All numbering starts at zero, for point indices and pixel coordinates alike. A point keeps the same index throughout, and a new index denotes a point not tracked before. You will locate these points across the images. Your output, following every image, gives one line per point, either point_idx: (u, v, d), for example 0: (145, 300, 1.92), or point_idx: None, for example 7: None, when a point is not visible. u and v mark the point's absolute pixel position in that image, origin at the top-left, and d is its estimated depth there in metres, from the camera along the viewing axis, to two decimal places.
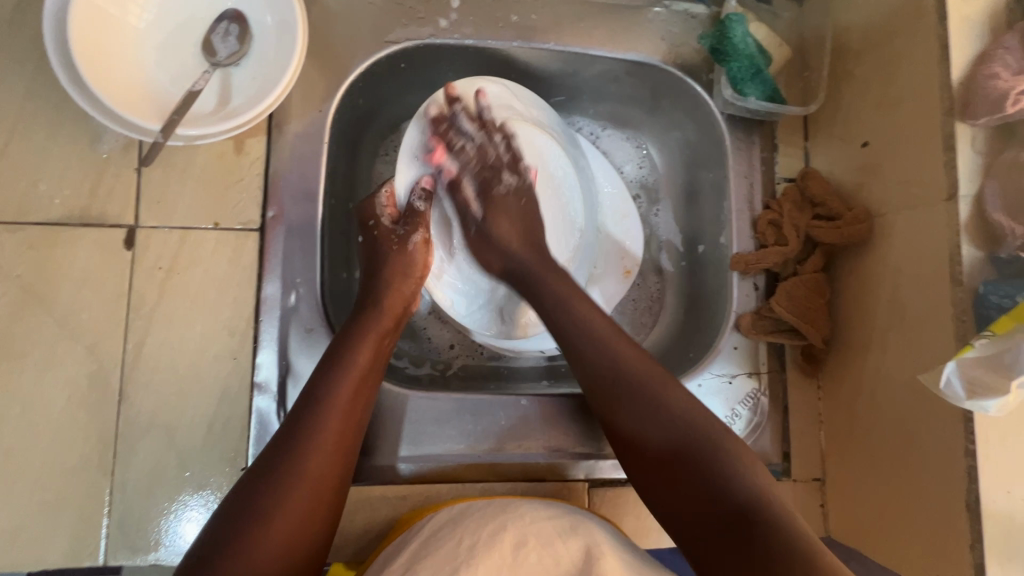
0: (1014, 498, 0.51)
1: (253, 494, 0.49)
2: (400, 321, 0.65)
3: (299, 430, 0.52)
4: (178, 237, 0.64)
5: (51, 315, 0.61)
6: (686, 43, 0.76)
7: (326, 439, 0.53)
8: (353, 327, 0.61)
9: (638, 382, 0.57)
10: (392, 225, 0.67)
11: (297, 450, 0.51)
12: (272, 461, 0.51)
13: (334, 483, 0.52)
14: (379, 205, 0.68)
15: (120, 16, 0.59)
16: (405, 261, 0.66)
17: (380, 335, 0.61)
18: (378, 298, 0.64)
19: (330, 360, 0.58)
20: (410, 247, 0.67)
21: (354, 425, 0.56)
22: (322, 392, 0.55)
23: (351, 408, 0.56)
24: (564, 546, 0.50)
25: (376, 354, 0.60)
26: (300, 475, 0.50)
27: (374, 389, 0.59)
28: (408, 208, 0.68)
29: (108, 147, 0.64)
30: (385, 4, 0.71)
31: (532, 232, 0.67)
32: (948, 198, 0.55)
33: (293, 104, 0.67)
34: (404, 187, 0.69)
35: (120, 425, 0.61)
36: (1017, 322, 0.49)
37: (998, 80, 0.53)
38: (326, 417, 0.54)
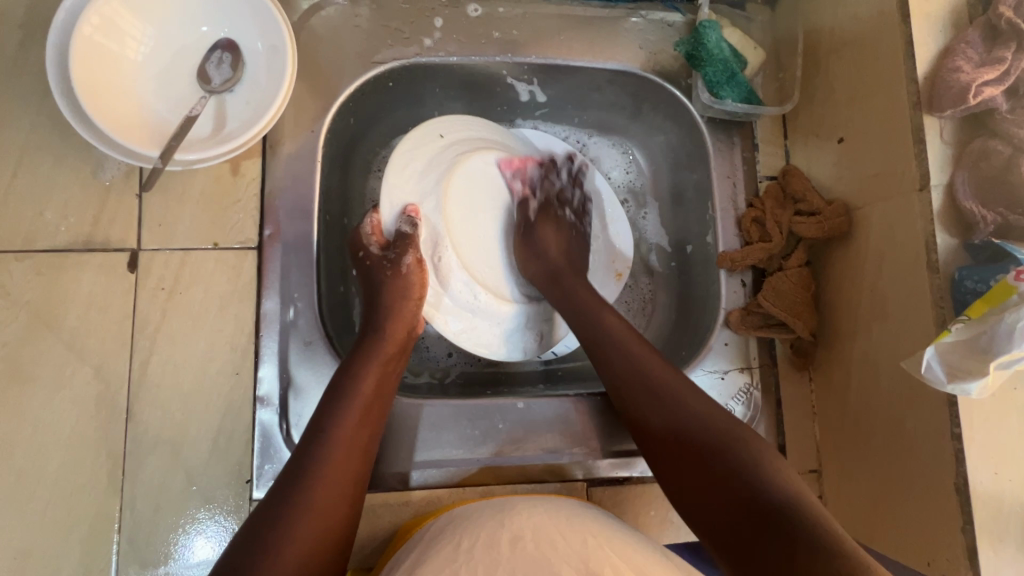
0: (1001, 478, 0.52)
1: (265, 521, 0.50)
2: (405, 345, 0.67)
3: (307, 462, 0.54)
4: (179, 258, 0.66)
5: (60, 339, 0.63)
6: (664, 50, 0.78)
7: (335, 468, 0.54)
8: (358, 356, 0.62)
9: (666, 392, 0.58)
10: (382, 252, 0.69)
11: (306, 481, 0.52)
12: (283, 491, 0.52)
13: (344, 512, 0.53)
14: (366, 234, 0.70)
15: (118, 51, 0.62)
16: (400, 284, 0.68)
17: (385, 361, 0.63)
18: (380, 325, 0.66)
19: (334, 392, 0.59)
20: (404, 270, 0.68)
21: (361, 455, 0.57)
22: (330, 423, 0.56)
23: (357, 439, 0.57)
24: (564, 535, 0.52)
25: (381, 382, 0.61)
26: (310, 505, 0.51)
27: (382, 417, 0.61)
28: (395, 235, 0.70)
29: (110, 175, 0.66)
30: (371, 26, 0.74)
31: (571, 249, 0.75)
32: (921, 188, 0.57)
33: (285, 125, 0.70)
34: (389, 215, 0.71)
35: (128, 442, 0.63)
36: (991, 305, 0.50)
37: (960, 73, 0.55)
38: (332, 449, 0.55)
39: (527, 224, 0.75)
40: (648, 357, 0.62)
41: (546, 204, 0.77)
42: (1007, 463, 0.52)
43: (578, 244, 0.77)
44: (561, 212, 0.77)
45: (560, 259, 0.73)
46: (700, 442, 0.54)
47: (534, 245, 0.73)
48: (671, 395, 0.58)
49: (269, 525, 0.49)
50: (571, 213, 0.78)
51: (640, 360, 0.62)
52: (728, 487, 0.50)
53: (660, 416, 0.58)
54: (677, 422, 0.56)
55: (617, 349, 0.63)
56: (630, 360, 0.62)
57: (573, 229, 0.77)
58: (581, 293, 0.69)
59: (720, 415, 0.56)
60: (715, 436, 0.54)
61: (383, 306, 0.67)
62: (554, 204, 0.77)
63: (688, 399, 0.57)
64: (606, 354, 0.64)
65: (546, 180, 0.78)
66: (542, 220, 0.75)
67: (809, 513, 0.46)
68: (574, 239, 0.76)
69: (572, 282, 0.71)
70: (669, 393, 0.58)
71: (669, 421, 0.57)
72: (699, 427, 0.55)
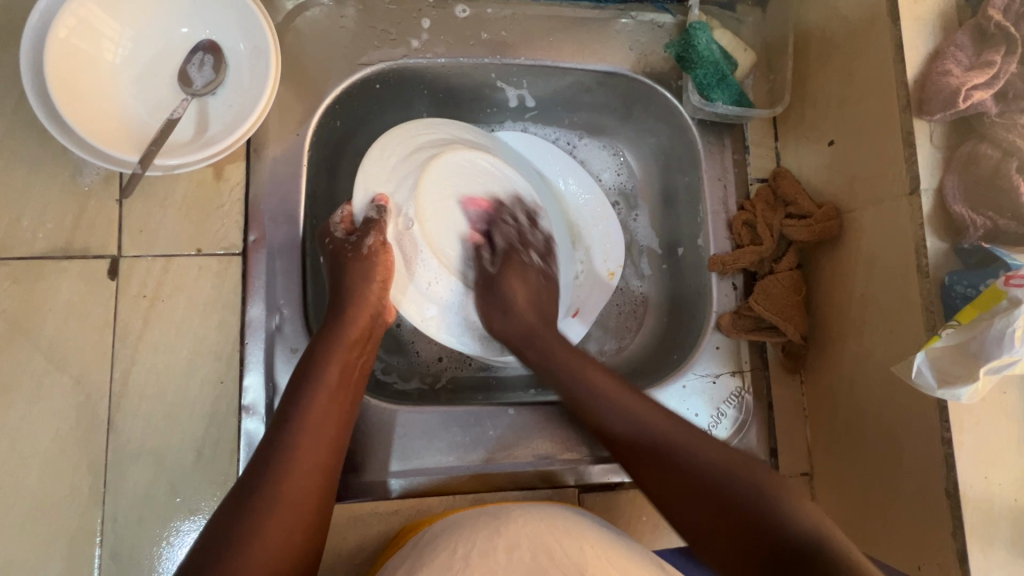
0: (991, 482, 0.52)
1: (234, 519, 0.49)
2: (370, 330, 0.65)
3: (274, 455, 0.53)
4: (161, 265, 0.65)
5: (38, 349, 0.62)
6: (654, 52, 0.77)
7: (303, 456, 0.53)
8: (320, 343, 0.61)
9: (596, 400, 0.60)
10: (345, 236, 0.68)
11: (276, 473, 0.51)
12: (250, 485, 0.51)
13: (315, 499, 0.53)
14: (335, 221, 0.69)
15: (96, 52, 0.60)
16: (365, 267, 0.66)
17: (349, 347, 0.62)
18: (344, 309, 0.64)
19: (297, 381, 0.58)
20: (365, 251, 0.66)
21: (330, 440, 0.56)
22: (296, 409, 0.56)
23: (323, 422, 0.56)
24: (561, 541, 0.52)
25: (345, 366, 0.60)
26: (277, 497, 0.50)
27: (349, 402, 0.60)
28: (363, 220, 0.68)
29: (89, 179, 0.65)
30: (357, 27, 0.72)
31: (540, 302, 0.71)
32: (911, 192, 0.57)
33: (270, 128, 0.69)
34: (360, 202, 0.70)
35: (109, 453, 0.61)
36: (982, 310, 0.50)
37: (950, 76, 0.54)
38: (301, 437, 0.54)
39: (490, 278, 0.70)
40: (625, 400, 0.59)
41: (509, 250, 0.71)
42: (997, 467, 0.52)
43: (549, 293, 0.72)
44: (525, 258, 0.72)
45: (529, 311, 0.69)
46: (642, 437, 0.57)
47: (504, 295, 0.69)
48: (626, 407, 0.59)
49: (235, 521, 0.49)
50: (537, 258, 0.74)
51: (603, 390, 0.60)
52: (683, 486, 0.53)
53: (626, 430, 0.58)
54: (633, 433, 0.57)
55: (591, 386, 0.61)
56: (597, 398, 0.60)
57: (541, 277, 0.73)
58: (558, 353, 0.66)
59: (674, 422, 0.57)
60: (660, 436, 0.56)
61: (346, 289, 0.65)
62: (517, 249, 0.72)
63: (641, 411, 0.58)
64: (589, 389, 0.61)
65: (505, 222, 0.73)
66: (507, 271, 0.70)
67: (771, 504, 0.49)
68: (544, 286, 0.72)
69: (547, 339, 0.67)
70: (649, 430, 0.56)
71: (633, 432, 0.57)
72: (641, 427, 0.57)
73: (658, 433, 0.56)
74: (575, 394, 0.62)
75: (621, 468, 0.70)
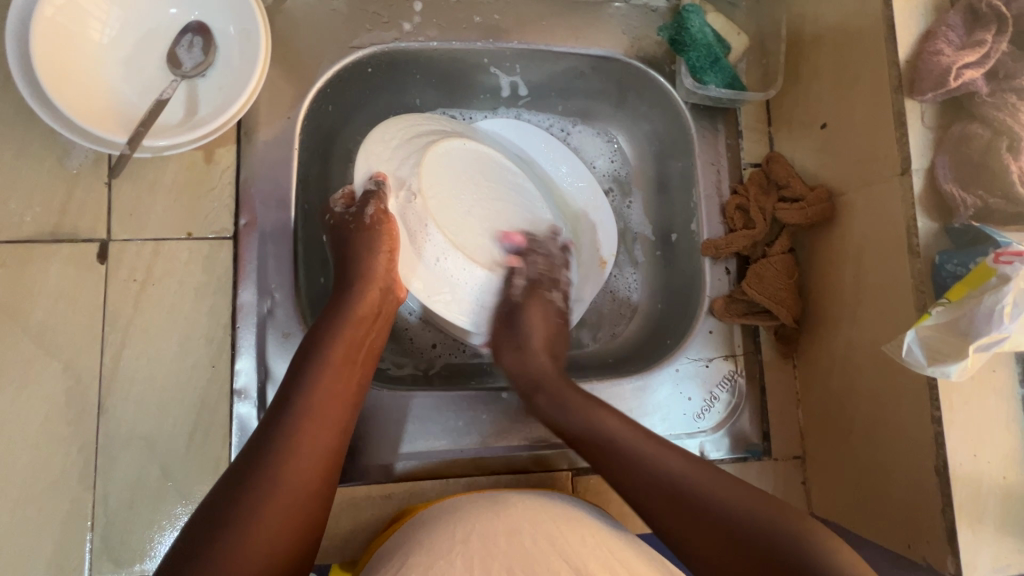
0: (980, 460, 0.53)
1: (226, 501, 0.48)
2: (379, 310, 0.64)
3: (276, 429, 0.52)
4: (151, 248, 0.64)
5: (28, 332, 0.61)
6: (648, 36, 0.77)
7: (303, 441, 0.52)
8: (327, 319, 0.61)
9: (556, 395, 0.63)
10: (346, 212, 0.68)
11: (273, 458, 0.50)
12: (250, 458, 0.51)
13: (315, 486, 0.52)
14: (335, 199, 0.69)
15: (83, 32, 0.60)
16: (368, 237, 0.65)
17: (356, 324, 0.61)
18: (352, 285, 0.64)
19: (303, 356, 0.58)
20: (366, 221, 0.66)
21: (334, 424, 0.55)
22: (298, 392, 0.55)
23: (327, 406, 0.55)
24: (561, 528, 0.52)
25: (350, 348, 0.60)
26: (279, 474, 0.50)
27: (354, 385, 0.59)
28: (363, 193, 0.67)
29: (77, 162, 0.64)
30: (348, 10, 0.72)
31: (554, 342, 0.70)
32: (902, 171, 0.57)
33: (261, 111, 0.68)
34: (359, 179, 0.69)
35: (100, 437, 0.61)
36: (970, 288, 0.50)
37: (941, 56, 0.54)
38: (303, 421, 0.53)
39: (514, 304, 0.71)
40: (649, 446, 0.56)
41: (535, 282, 0.72)
42: (986, 445, 0.53)
43: (565, 332, 0.73)
44: (552, 293, 0.73)
45: (543, 354, 0.68)
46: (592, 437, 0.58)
47: (523, 325, 0.69)
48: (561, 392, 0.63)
49: (236, 496, 0.48)
50: (560, 295, 0.74)
51: (611, 427, 0.58)
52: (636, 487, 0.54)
53: (637, 472, 0.54)
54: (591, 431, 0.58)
55: (603, 431, 0.58)
56: (608, 437, 0.57)
57: (559, 317, 0.73)
58: (571, 396, 0.62)
59: (692, 464, 0.54)
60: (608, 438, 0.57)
61: (355, 264, 0.65)
62: (550, 282, 0.73)
63: (657, 454, 0.55)
64: (582, 435, 0.59)
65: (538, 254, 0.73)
66: (529, 300, 0.71)
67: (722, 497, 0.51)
68: (562, 326, 0.73)
69: (557, 389, 0.63)
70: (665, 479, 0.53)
71: (649, 477, 0.53)
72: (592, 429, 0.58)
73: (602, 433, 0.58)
74: (563, 418, 0.61)
75: None
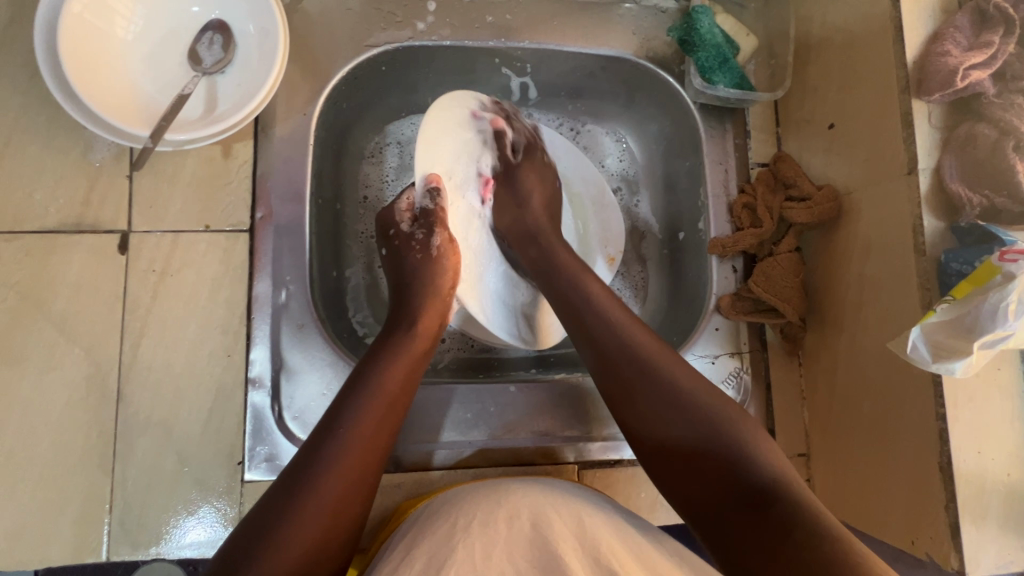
0: (983, 457, 0.53)
1: (267, 515, 0.48)
2: (433, 340, 0.65)
3: (326, 453, 0.52)
4: (170, 240, 0.66)
5: (50, 320, 0.63)
6: (657, 37, 0.78)
7: (350, 465, 0.52)
8: (384, 349, 0.61)
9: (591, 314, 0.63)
10: (411, 229, 0.68)
11: (316, 476, 0.50)
12: (297, 479, 0.50)
13: (355, 510, 0.52)
14: (398, 211, 0.69)
15: (108, 30, 0.62)
16: (435, 270, 0.67)
17: (412, 360, 0.61)
18: (412, 319, 0.64)
19: (358, 384, 0.57)
20: (433, 252, 0.67)
21: (380, 450, 0.55)
22: (349, 417, 0.54)
23: (377, 433, 0.55)
24: (559, 514, 0.53)
25: (406, 377, 0.59)
26: (324, 501, 0.49)
27: (403, 413, 0.58)
28: (422, 210, 0.68)
29: (100, 156, 0.66)
30: (363, 9, 0.73)
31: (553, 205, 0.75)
32: (909, 171, 0.57)
33: (278, 108, 0.70)
34: (417, 186, 0.67)
35: (119, 423, 0.63)
36: (976, 285, 0.51)
37: (948, 57, 0.55)
38: (352, 446, 0.53)
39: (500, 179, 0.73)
40: (671, 366, 0.58)
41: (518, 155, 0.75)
42: (989, 442, 0.53)
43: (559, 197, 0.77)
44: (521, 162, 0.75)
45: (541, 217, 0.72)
46: (672, 416, 0.55)
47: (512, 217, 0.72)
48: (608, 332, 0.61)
49: (279, 513, 0.48)
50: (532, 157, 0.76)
51: (636, 343, 0.60)
52: (706, 457, 0.52)
53: (630, 369, 0.58)
54: (655, 389, 0.57)
55: (627, 337, 0.60)
56: (614, 333, 0.61)
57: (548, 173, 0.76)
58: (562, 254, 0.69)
59: (694, 379, 0.57)
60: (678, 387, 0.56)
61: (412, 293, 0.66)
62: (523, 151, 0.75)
63: (638, 337, 0.60)
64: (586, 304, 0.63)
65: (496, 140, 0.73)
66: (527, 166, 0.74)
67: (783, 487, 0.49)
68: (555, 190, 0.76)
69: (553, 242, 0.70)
70: (652, 363, 0.58)
71: (689, 432, 0.54)
72: (663, 394, 0.56)
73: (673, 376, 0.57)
74: (611, 348, 0.60)
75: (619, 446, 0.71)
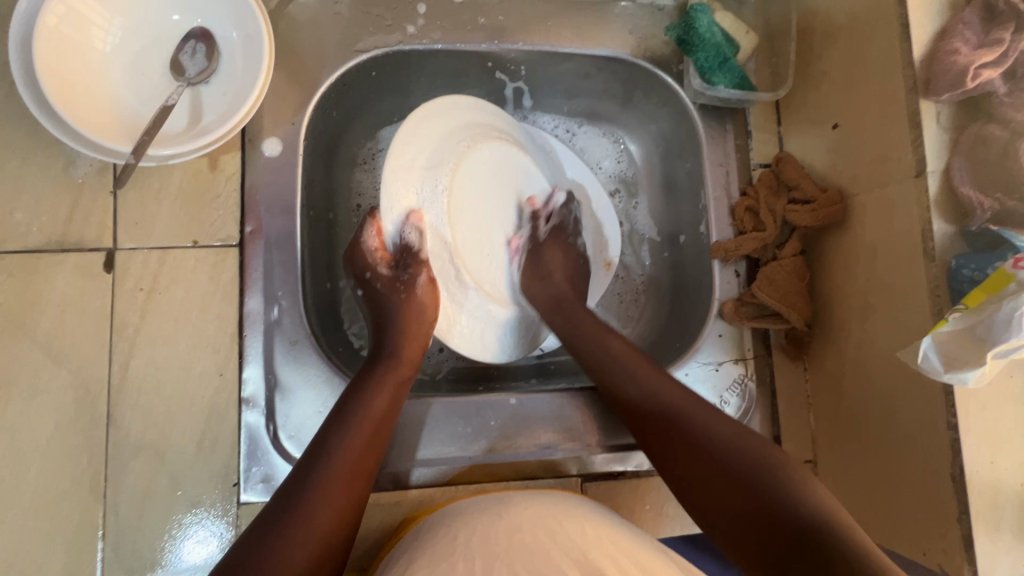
0: (997, 468, 0.52)
1: (252, 547, 0.46)
2: (418, 366, 0.64)
3: (312, 482, 0.51)
4: (157, 257, 0.64)
5: (36, 342, 0.61)
6: (655, 36, 0.76)
7: (336, 495, 0.51)
8: (369, 376, 0.60)
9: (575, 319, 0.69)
10: (393, 271, 0.66)
11: (301, 506, 0.49)
12: (284, 508, 0.49)
13: (342, 538, 0.50)
14: (371, 254, 0.66)
15: (86, 41, 0.59)
16: (415, 306, 0.66)
17: (397, 384, 0.60)
18: (398, 344, 0.64)
19: (343, 414, 0.56)
20: (417, 291, 0.66)
21: (365, 477, 0.54)
22: (335, 446, 0.53)
23: (361, 461, 0.54)
24: (559, 525, 0.52)
25: (391, 404, 0.59)
26: (310, 530, 0.48)
27: (387, 440, 0.58)
28: (400, 248, 0.67)
29: (83, 171, 0.64)
30: (352, 13, 0.71)
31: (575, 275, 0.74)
32: (917, 174, 0.56)
33: (265, 118, 0.68)
34: (393, 224, 0.66)
35: (109, 447, 0.61)
36: (988, 295, 0.49)
37: (958, 55, 0.53)
38: (337, 475, 0.52)
39: (535, 245, 0.74)
40: (644, 363, 0.63)
41: (559, 227, 0.75)
42: (1003, 451, 0.52)
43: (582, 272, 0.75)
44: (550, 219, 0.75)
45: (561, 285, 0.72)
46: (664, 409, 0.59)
47: (541, 262, 0.73)
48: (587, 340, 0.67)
49: (264, 544, 0.46)
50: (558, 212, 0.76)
51: (614, 349, 0.65)
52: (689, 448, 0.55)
53: (595, 350, 0.66)
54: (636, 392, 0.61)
55: (604, 345, 0.65)
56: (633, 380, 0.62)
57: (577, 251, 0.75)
58: (581, 321, 0.68)
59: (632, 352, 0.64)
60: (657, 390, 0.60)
61: (397, 322, 0.65)
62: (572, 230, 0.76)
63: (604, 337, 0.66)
64: (587, 349, 0.66)
65: (544, 216, 0.75)
66: (549, 243, 0.74)
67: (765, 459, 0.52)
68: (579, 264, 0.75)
69: (575, 308, 0.70)
70: (641, 379, 0.62)
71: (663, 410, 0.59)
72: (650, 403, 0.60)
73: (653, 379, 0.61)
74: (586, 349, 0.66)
75: (623, 457, 0.70)
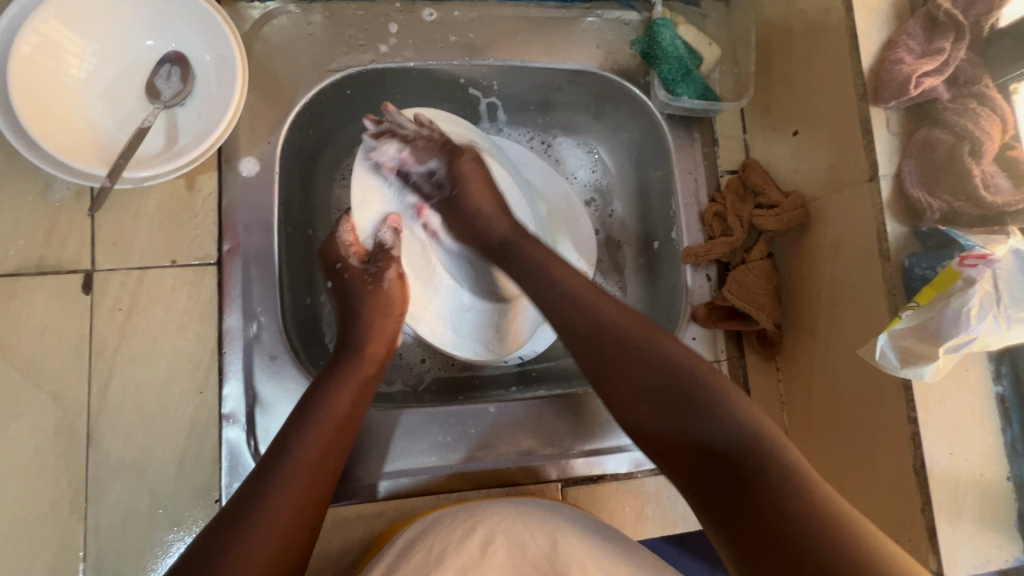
0: (955, 458, 0.54)
1: (211, 544, 0.47)
2: (382, 365, 0.66)
3: (272, 476, 0.52)
4: (136, 277, 0.65)
5: (14, 366, 0.62)
6: (622, 49, 0.79)
7: (297, 491, 0.52)
8: (332, 376, 0.61)
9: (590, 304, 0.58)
10: (363, 266, 0.68)
11: (262, 502, 0.50)
12: (244, 505, 0.50)
13: (305, 533, 0.51)
14: (344, 247, 0.68)
15: (60, 68, 0.61)
16: (381, 300, 0.67)
17: (361, 383, 0.62)
18: (363, 343, 0.65)
19: (305, 412, 0.57)
20: (385, 284, 0.67)
21: (328, 473, 0.55)
22: (297, 444, 0.54)
23: (324, 458, 0.55)
24: (532, 535, 0.54)
25: (354, 403, 0.60)
26: (269, 526, 0.48)
27: (352, 436, 0.59)
28: (375, 246, 0.68)
29: (60, 195, 0.65)
30: (325, 35, 0.73)
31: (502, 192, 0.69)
32: (871, 178, 0.58)
33: (241, 138, 0.69)
34: (367, 224, 0.68)
35: (90, 467, 0.61)
36: (937, 291, 0.51)
37: (902, 64, 0.56)
38: (298, 472, 0.53)
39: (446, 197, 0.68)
40: (662, 341, 0.55)
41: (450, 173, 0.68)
42: (961, 443, 0.54)
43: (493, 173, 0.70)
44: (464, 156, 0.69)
45: (498, 218, 0.67)
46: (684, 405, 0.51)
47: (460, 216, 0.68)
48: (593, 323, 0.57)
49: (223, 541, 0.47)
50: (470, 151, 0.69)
51: (615, 327, 0.57)
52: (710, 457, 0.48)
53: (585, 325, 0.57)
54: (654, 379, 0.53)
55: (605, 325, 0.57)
56: (624, 354, 0.55)
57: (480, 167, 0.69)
58: (535, 254, 0.64)
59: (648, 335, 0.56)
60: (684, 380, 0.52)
61: (364, 322, 0.66)
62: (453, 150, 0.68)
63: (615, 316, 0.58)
64: (607, 328, 0.57)
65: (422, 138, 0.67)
66: (464, 184, 0.67)
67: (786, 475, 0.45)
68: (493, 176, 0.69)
69: (524, 245, 0.66)
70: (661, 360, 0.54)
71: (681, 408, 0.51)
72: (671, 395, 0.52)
73: (672, 359, 0.54)
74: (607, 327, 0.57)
75: (602, 460, 0.70)
